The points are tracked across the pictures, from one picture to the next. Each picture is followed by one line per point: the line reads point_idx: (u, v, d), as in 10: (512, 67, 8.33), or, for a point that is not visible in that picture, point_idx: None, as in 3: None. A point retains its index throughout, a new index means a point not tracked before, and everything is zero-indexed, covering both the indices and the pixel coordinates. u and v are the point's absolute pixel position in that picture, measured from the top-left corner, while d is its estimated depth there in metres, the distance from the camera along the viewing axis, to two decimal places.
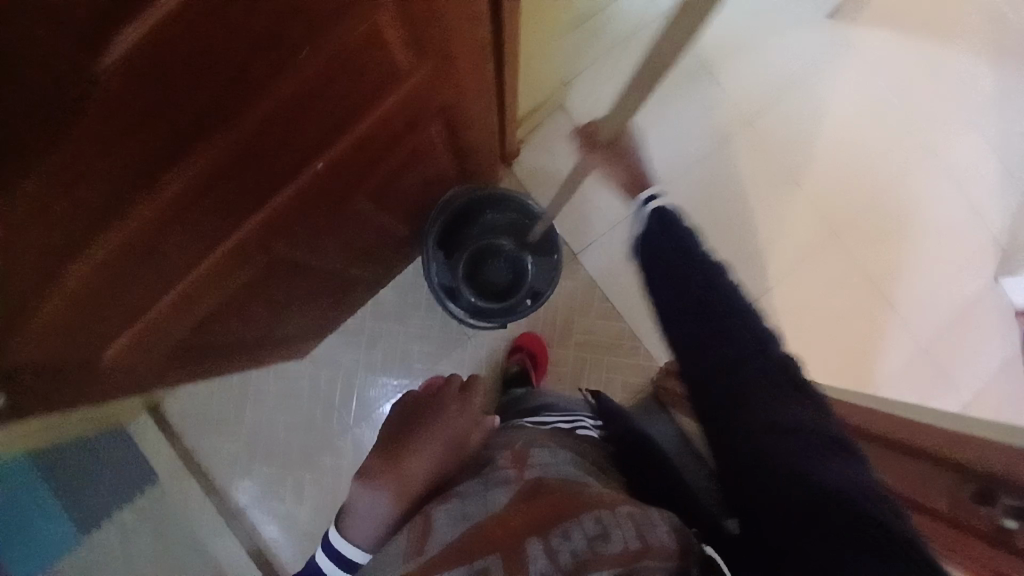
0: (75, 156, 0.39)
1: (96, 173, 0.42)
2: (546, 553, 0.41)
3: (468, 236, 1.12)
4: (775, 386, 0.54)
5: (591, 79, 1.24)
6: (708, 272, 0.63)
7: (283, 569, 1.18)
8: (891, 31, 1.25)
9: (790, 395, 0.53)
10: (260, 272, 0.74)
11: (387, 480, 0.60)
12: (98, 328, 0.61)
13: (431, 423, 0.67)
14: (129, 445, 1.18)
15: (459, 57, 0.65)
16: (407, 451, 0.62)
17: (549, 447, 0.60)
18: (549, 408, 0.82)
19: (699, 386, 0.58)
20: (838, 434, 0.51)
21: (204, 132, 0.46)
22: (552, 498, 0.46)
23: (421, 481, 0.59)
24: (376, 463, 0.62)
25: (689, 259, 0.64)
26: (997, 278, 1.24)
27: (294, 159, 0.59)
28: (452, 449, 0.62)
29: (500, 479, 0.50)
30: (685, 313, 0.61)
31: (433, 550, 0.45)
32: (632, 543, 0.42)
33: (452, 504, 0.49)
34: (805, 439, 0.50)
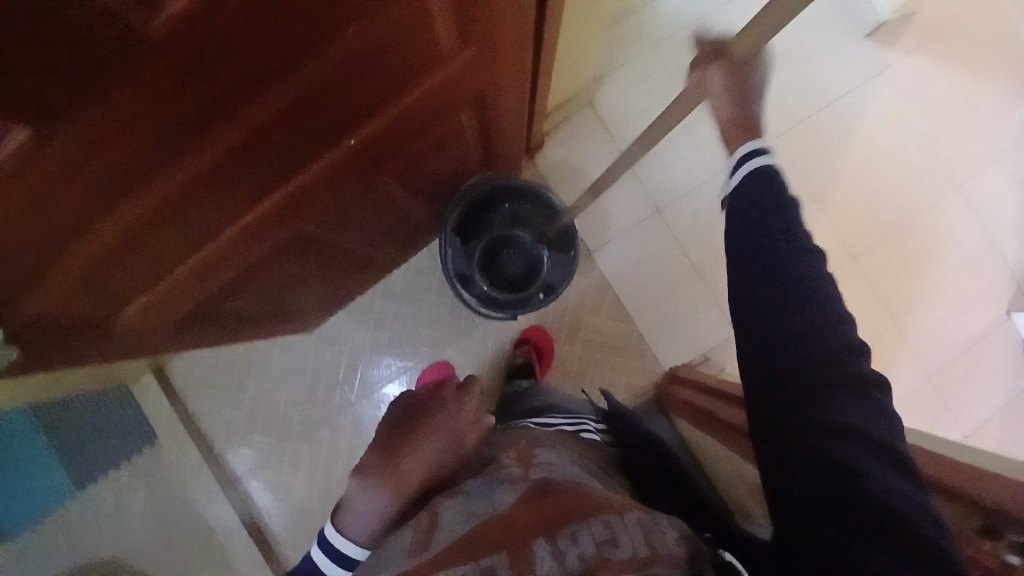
0: (115, 112, 0.38)
1: (135, 134, 0.41)
2: (554, 554, 0.40)
3: (487, 226, 1.12)
4: (845, 391, 0.49)
5: (622, 78, 1.24)
6: (802, 255, 0.53)
7: (274, 539, 1.19)
8: (929, 56, 1.24)
9: (856, 401, 0.49)
10: (281, 244, 0.74)
11: (384, 476, 0.58)
12: (116, 287, 0.61)
13: (431, 417, 0.64)
14: (131, 406, 1.19)
15: (499, 45, 0.65)
16: (405, 447, 0.60)
17: (555, 448, 0.60)
18: (553, 408, 0.83)
19: (757, 376, 0.52)
20: (890, 441, 0.48)
21: (243, 101, 0.46)
22: (560, 499, 0.46)
23: (417, 481, 0.57)
24: (375, 459, 0.61)
25: (788, 240, 0.54)
26: (1010, 314, 1.24)
27: (327, 134, 0.59)
28: (451, 444, 0.60)
29: (505, 479, 0.51)
30: (767, 299, 0.52)
31: (437, 546, 0.44)
32: (640, 550, 0.40)
33: (457, 504, 0.50)
34: (858, 443, 0.47)
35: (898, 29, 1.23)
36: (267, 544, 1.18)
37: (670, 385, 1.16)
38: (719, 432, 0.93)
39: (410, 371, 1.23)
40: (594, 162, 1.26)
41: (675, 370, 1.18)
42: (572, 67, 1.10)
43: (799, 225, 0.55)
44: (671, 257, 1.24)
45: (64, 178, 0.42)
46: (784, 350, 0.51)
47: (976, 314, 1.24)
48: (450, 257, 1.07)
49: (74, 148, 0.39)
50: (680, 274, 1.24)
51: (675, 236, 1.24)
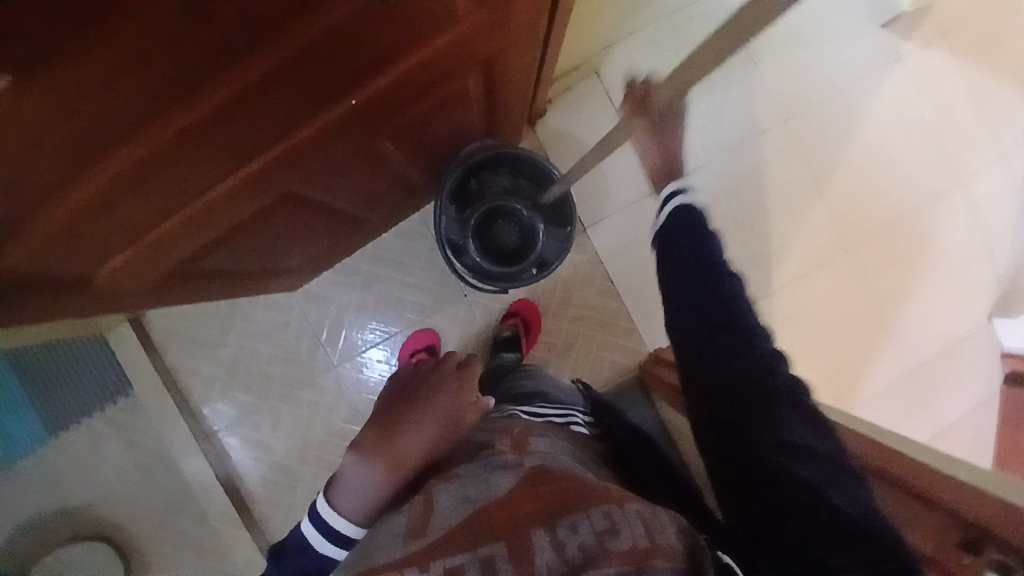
0: (99, 66, 0.35)
1: (117, 90, 0.39)
2: (552, 544, 0.43)
3: (484, 193, 1.08)
4: (791, 405, 0.59)
5: (630, 48, 1.20)
6: (726, 278, 0.61)
7: (250, 495, 1.19)
8: (942, 51, 1.22)
9: (798, 415, 0.59)
10: (272, 203, 0.71)
11: (381, 455, 0.60)
12: (98, 243, 0.58)
13: (428, 398, 0.66)
14: (106, 354, 1.16)
15: (514, 8, 0.61)
16: (402, 426, 0.62)
17: (547, 437, 0.60)
18: (543, 397, 0.80)
19: (712, 393, 0.61)
20: (833, 451, 0.59)
21: (237, 57, 0.43)
22: (560, 485, 0.48)
23: (412, 459, 0.59)
24: (370, 437, 0.62)
25: (710, 267, 0.61)
26: (992, 317, 1.26)
27: (325, 93, 0.56)
28: (447, 425, 0.62)
29: (500, 464, 0.52)
30: (701, 326, 0.61)
31: (436, 530, 0.47)
32: (640, 541, 0.43)
33: (453, 486, 0.51)
34: (813, 459, 0.57)
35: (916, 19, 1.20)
36: (243, 500, 1.18)
37: (654, 366, 1.16)
38: None
39: (395, 336, 1.21)
40: (595, 134, 1.23)
41: (660, 351, 1.18)
42: (583, 35, 1.06)
43: (718, 253, 0.63)
44: None
45: (48, 130, 0.39)
46: (726, 370, 0.59)
47: (961, 316, 1.25)
48: (443, 224, 1.05)
49: (61, 99, 0.36)
50: None
51: None
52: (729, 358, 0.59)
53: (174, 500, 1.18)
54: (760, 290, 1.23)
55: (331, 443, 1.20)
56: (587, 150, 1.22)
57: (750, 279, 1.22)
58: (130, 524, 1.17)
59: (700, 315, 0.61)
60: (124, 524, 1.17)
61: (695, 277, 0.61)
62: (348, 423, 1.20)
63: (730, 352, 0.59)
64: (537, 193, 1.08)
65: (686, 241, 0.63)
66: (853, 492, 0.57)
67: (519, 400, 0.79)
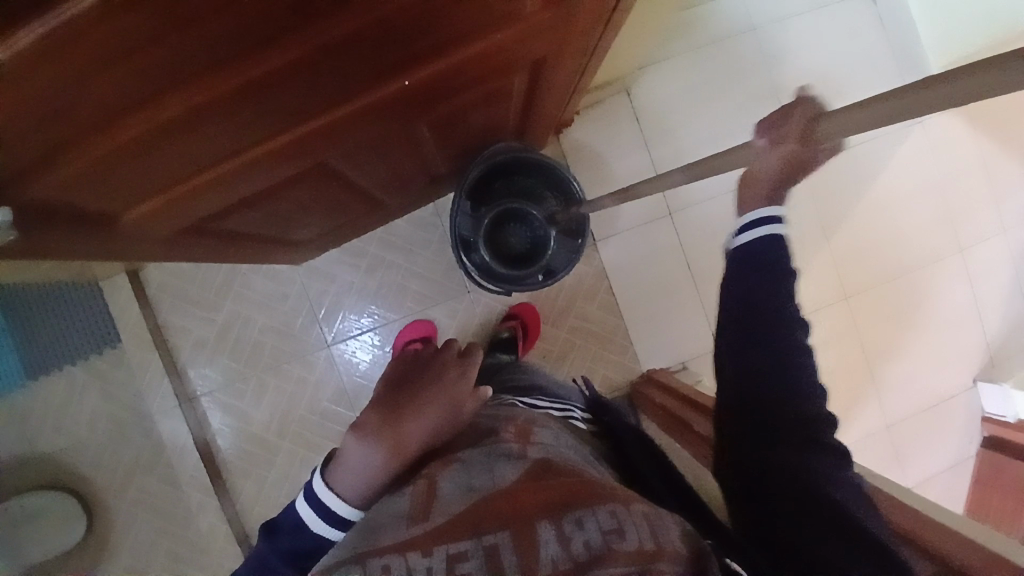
0: (184, 8, 0.35)
1: (190, 34, 0.38)
2: (558, 538, 0.44)
3: (500, 195, 1.09)
4: (821, 439, 0.55)
5: (663, 73, 1.24)
6: (791, 307, 0.57)
7: (224, 463, 1.17)
8: (962, 119, 1.26)
9: (825, 448, 0.55)
10: (304, 171, 0.71)
11: (383, 436, 0.59)
12: (128, 186, 0.57)
13: (431, 383, 0.66)
14: (97, 303, 1.13)
15: (577, 13, 0.63)
16: (406, 411, 0.62)
17: (552, 429, 0.63)
18: (542, 391, 0.81)
19: (744, 411, 0.57)
20: (859, 490, 0.55)
21: (312, 21, 0.43)
22: (563, 481, 0.49)
23: (413, 445, 0.60)
24: (373, 419, 0.62)
25: (778, 292, 0.57)
26: (976, 382, 1.29)
27: (384, 69, 0.56)
28: (449, 415, 0.62)
29: (504, 453, 0.54)
30: (752, 342, 0.57)
31: (438, 516, 0.48)
32: (647, 544, 0.43)
33: (456, 473, 0.53)
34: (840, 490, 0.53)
35: None
36: (216, 468, 1.17)
37: (646, 386, 1.17)
38: (693, 442, 0.95)
39: (391, 323, 1.21)
40: (619, 151, 1.24)
41: (652, 372, 1.19)
42: (623, 52, 1.08)
43: (789, 281, 0.58)
44: (672, 262, 1.24)
45: (114, 59, 0.38)
46: (765, 390, 0.56)
47: (945, 376, 1.28)
48: (456, 218, 1.04)
49: (137, 32, 0.36)
50: (678, 280, 1.24)
51: (681, 243, 1.24)
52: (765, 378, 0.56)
53: (147, 459, 1.16)
54: None
55: (314, 421, 1.19)
56: (608, 166, 1.24)
57: None
58: (99, 478, 1.15)
59: (758, 335, 0.57)
60: (93, 476, 1.15)
61: (756, 301, 0.57)
62: (333, 404, 1.19)
63: (767, 368, 0.56)
64: (551, 202, 1.09)
65: (761, 269, 0.58)
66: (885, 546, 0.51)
67: (514, 394, 0.79)
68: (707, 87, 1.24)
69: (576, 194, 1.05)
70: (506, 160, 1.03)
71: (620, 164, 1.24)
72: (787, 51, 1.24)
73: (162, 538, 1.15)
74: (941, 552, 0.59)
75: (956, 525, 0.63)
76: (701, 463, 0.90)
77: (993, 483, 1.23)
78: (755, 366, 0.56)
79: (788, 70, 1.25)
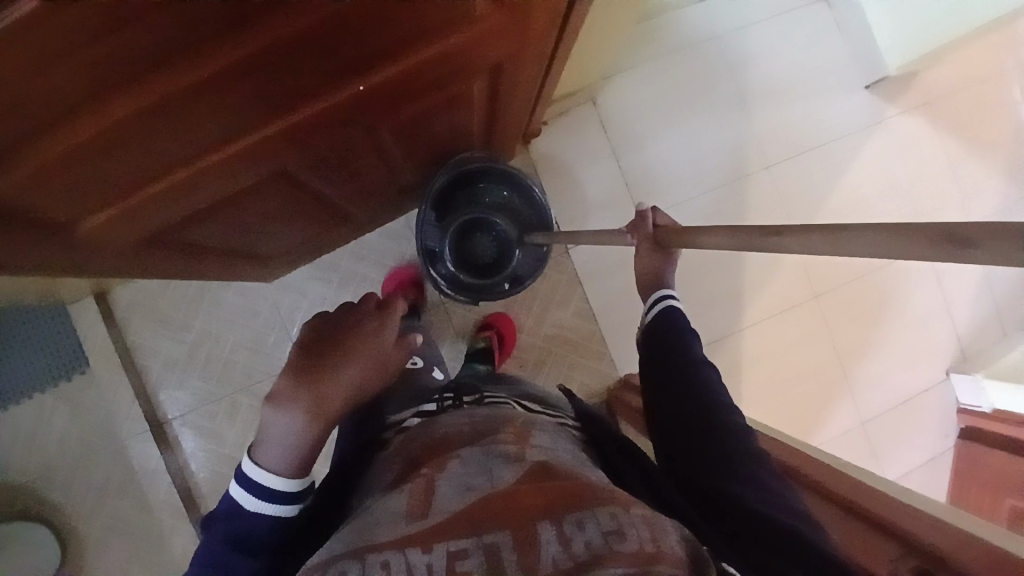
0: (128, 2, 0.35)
1: (134, 31, 0.38)
2: (558, 539, 0.43)
3: (464, 206, 1.08)
4: (755, 458, 0.64)
5: (627, 82, 1.26)
6: (700, 365, 0.73)
7: (196, 487, 1.14)
8: (924, 121, 1.30)
9: (761, 465, 0.64)
10: (267, 179, 0.71)
11: (302, 399, 0.62)
12: (84, 190, 0.57)
13: (345, 339, 0.70)
14: (65, 325, 1.12)
15: (531, 13, 0.64)
16: (328, 369, 0.65)
17: (549, 432, 0.62)
18: (533, 396, 0.80)
19: (686, 434, 0.67)
20: (797, 506, 0.61)
21: (257, 18, 0.43)
22: (562, 484, 0.49)
23: (333, 403, 0.64)
24: (287, 382, 0.63)
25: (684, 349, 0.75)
26: (949, 375, 1.31)
27: (341, 70, 0.56)
28: (366, 373, 0.69)
29: (501, 454, 0.53)
30: (677, 381, 0.71)
31: (437, 515, 0.47)
32: (647, 546, 0.42)
33: (455, 473, 0.52)
34: (775, 500, 0.60)
35: (899, 88, 1.29)
36: (190, 492, 1.14)
37: (623, 391, 1.17)
38: None
39: None
40: (589, 160, 1.25)
41: (629, 376, 1.19)
42: (587, 62, 1.10)
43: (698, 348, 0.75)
44: None
45: (61, 59, 0.38)
46: (698, 421, 0.67)
47: (916, 372, 1.30)
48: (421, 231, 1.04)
49: (92, 20, 0.35)
50: None
51: None
52: (698, 408, 0.68)
53: (117, 484, 1.13)
54: (731, 327, 1.26)
55: None
56: (577, 174, 1.25)
57: (722, 317, 1.26)
58: (68, 505, 1.12)
59: (678, 379, 0.71)
60: (61, 502, 1.12)
61: (674, 355, 0.74)
62: None
63: (696, 399, 0.69)
64: (521, 214, 1.09)
65: (670, 334, 0.76)
66: (814, 529, 0.58)
67: (504, 393, 0.76)
68: (673, 94, 1.26)
69: (545, 206, 1.05)
70: (477, 169, 1.03)
71: (588, 172, 1.25)
72: (749, 59, 1.28)
73: (134, 565, 1.12)
74: (915, 539, 0.58)
75: (925, 506, 0.63)
76: None
77: (971, 476, 1.24)
78: (687, 403, 0.69)
79: (752, 75, 1.28)
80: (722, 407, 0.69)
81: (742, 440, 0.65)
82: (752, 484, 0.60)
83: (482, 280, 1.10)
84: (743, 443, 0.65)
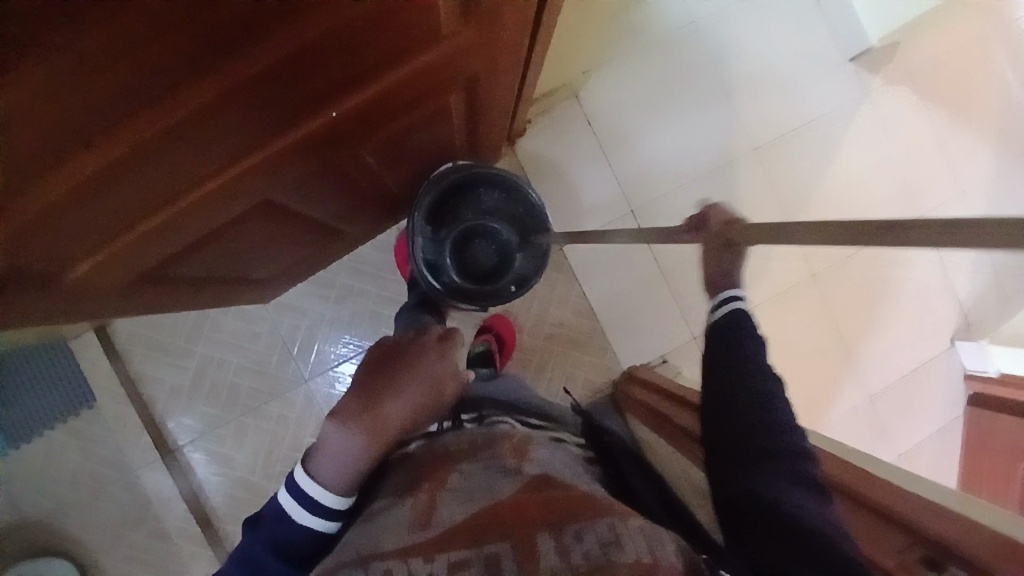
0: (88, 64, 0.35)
1: (101, 91, 0.38)
2: (558, 549, 0.43)
3: (462, 214, 1.07)
4: (792, 467, 0.63)
5: (609, 75, 1.25)
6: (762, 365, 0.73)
7: (213, 511, 1.15)
8: (910, 92, 1.28)
9: (798, 475, 0.62)
10: (251, 210, 0.71)
11: (362, 419, 0.63)
12: (68, 243, 0.57)
13: (409, 369, 0.72)
14: (68, 362, 1.13)
15: (499, 24, 0.64)
16: (385, 395, 0.67)
17: (547, 447, 0.62)
18: (539, 411, 0.81)
19: (727, 438, 0.67)
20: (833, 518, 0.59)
21: (220, 62, 0.43)
22: (564, 494, 0.48)
23: (393, 426, 0.64)
24: (351, 406, 0.65)
25: (744, 348, 0.74)
26: (954, 343, 1.30)
27: (309, 100, 0.56)
28: (428, 398, 0.69)
29: (501, 468, 0.53)
30: (731, 377, 0.72)
31: (438, 526, 0.48)
32: (645, 557, 0.40)
33: (457, 488, 0.52)
34: (802, 504, 0.58)
35: (884, 58, 1.27)
36: (206, 516, 1.15)
37: (627, 385, 1.17)
38: (677, 435, 0.95)
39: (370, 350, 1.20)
40: (576, 157, 1.24)
41: (632, 370, 1.19)
42: (565, 59, 1.09)
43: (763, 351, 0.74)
44: (640, 261, 1.25)
45: (29, 127, 0.38)
46: (737, 421, 0.67)
47: (921, 343, 1.30)
48: (422, 246, 1.03)
49: (52, 89, 0.35)
50: (650, 278, 1.25)
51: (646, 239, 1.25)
52: (742, 407, 0.68)
53: (133, 514, 1.14)
54: None
55: (296, 457, 1.17)
56: (566, 171, 1.24)
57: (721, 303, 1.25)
58: (87, 538, 1.13)
59: (728, 376, 0.72)
60: (79, 536, 1.13)
61: (733, 354, 0.74)
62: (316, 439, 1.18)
63: (739, 400, 0.69)
64: (520, 217, 1.09)
65: (734, 330, 0.76)
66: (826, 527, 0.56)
67: (504, 409, 0.76)
68: (656, 83, 1.25)
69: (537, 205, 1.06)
70: (463, 178, 1.02)
71: (577, 169, 1.25)
72: (729, 43, 1.26)
73: None
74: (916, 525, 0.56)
75: (928, 487, 0.63)
76: (688, 458, 0.90)
77: (982, 443, 1.24)
78: (732, 401, 0.70)
79: (733, 58, 1.26)
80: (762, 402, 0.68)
81: (779, 438, 0.65)
82: (774, 485, 0.60)
83: (490, 285, 1.09)
84: (776, 442, 0.64)
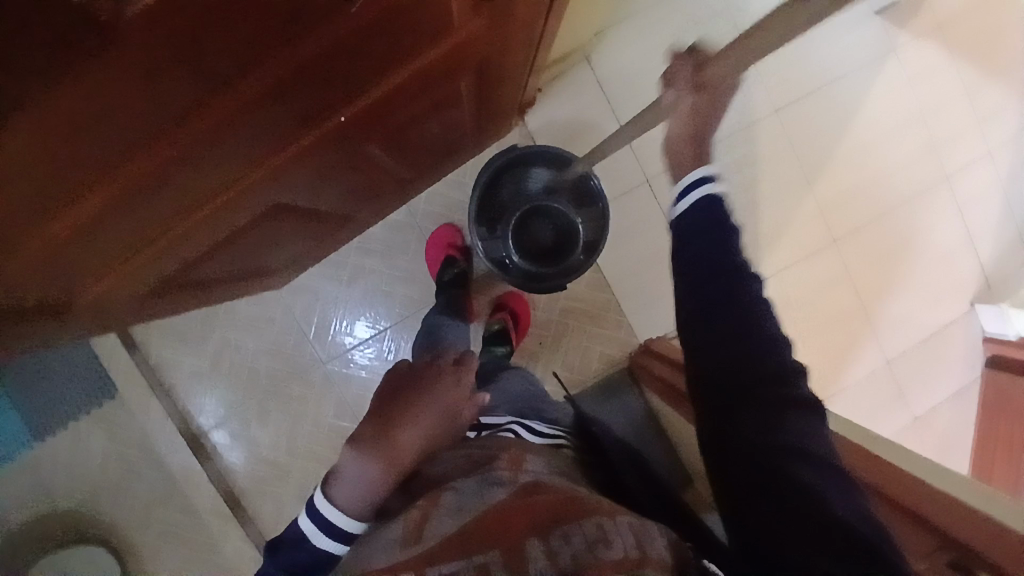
0: (89, 100, 0.33)
1: (109, 123, 0.37)
2: (546, 554, 0.42)
3: (509, 200, 1.06)
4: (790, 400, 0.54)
5: (622, 35, 1.18)
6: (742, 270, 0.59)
7: (240, 492, 1.18)
8: (940, 44, 1.22)
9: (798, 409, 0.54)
10: (263, 214, 0.69)
11: (377, 449, 0.62)
12: (76, 265, 0.55)
13: (428, 392, 0.69)
14: (89, 356, 1.14)
15: (512, 7, 0.60)
16: (399, 421, 0.65)
17: (541, 457, 0.62)
18: (543, 415, 0.83)
19: (712, 384, 0.56)
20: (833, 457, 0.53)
21: (227, 85, 0.41)
22: (550, 497, 0.48)
23: (410, 454, 0.62)
24: (368, 434, 0.64)
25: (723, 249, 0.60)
26: (974, 305, 1.29)
27: (317, 109, 0.53)
28: (444, 421, 0.66)
29: (496, 480, 0.52)
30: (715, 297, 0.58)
31: (427, 540, 0.47)
32: (632, 551, 0.41)
33: (451, 500, 0.51)
34: (816, 464, 0.51)
35: (911, 9, 1.20)
36: (233, 497, 1.18)
37: (643, 358, 1.17)
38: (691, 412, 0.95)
39: (386, 331, 1.20)
40: (588, 124, 1.20)
41: (648, 343, 1.19)
42: (576, 23, 1.04)
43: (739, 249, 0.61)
44: (656, 232, 1.23)
45: (41, 163, 0.37)
46: (733, 361, 0.55)
47: (941, 307, 1.28)
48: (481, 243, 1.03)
49: (50, 129, 0.34)
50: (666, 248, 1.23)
51: (660, 205, 1.22)
52: (737, 340, 0.56)
53: (161, 496, 1.17)
54: None
55: (319, 437, 1.19)
56: (578, 140, 1.20)
57: None
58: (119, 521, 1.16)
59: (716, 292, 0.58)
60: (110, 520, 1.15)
61: (708, 260, 0.59)
62: (336, 419, 1.19)
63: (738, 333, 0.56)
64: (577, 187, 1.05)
65: (704, 221, 0.62)
66: (837, 482, 0.51)
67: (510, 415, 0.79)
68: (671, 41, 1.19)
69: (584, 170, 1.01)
70: (508, 162, 1.01)
71: (590, 137, 1.20)
72: None
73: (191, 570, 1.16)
74: (944, 527, 0.56)
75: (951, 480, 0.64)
76: None
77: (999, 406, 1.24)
78: (731, 340, 0.56)
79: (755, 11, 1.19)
80: (743, 320, 0.56)
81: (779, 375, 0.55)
82: (767, 430, 0.52)
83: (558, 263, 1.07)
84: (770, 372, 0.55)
